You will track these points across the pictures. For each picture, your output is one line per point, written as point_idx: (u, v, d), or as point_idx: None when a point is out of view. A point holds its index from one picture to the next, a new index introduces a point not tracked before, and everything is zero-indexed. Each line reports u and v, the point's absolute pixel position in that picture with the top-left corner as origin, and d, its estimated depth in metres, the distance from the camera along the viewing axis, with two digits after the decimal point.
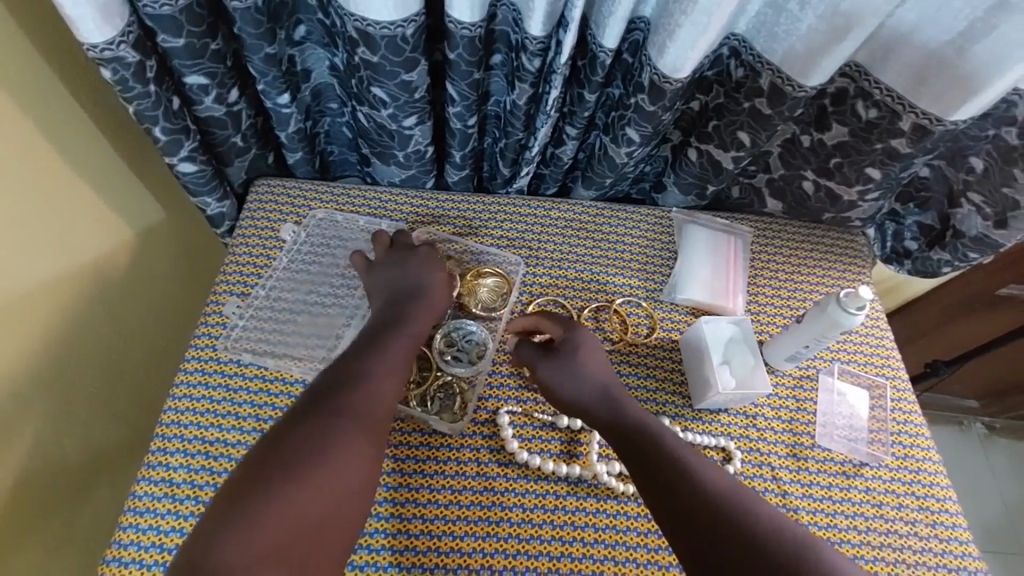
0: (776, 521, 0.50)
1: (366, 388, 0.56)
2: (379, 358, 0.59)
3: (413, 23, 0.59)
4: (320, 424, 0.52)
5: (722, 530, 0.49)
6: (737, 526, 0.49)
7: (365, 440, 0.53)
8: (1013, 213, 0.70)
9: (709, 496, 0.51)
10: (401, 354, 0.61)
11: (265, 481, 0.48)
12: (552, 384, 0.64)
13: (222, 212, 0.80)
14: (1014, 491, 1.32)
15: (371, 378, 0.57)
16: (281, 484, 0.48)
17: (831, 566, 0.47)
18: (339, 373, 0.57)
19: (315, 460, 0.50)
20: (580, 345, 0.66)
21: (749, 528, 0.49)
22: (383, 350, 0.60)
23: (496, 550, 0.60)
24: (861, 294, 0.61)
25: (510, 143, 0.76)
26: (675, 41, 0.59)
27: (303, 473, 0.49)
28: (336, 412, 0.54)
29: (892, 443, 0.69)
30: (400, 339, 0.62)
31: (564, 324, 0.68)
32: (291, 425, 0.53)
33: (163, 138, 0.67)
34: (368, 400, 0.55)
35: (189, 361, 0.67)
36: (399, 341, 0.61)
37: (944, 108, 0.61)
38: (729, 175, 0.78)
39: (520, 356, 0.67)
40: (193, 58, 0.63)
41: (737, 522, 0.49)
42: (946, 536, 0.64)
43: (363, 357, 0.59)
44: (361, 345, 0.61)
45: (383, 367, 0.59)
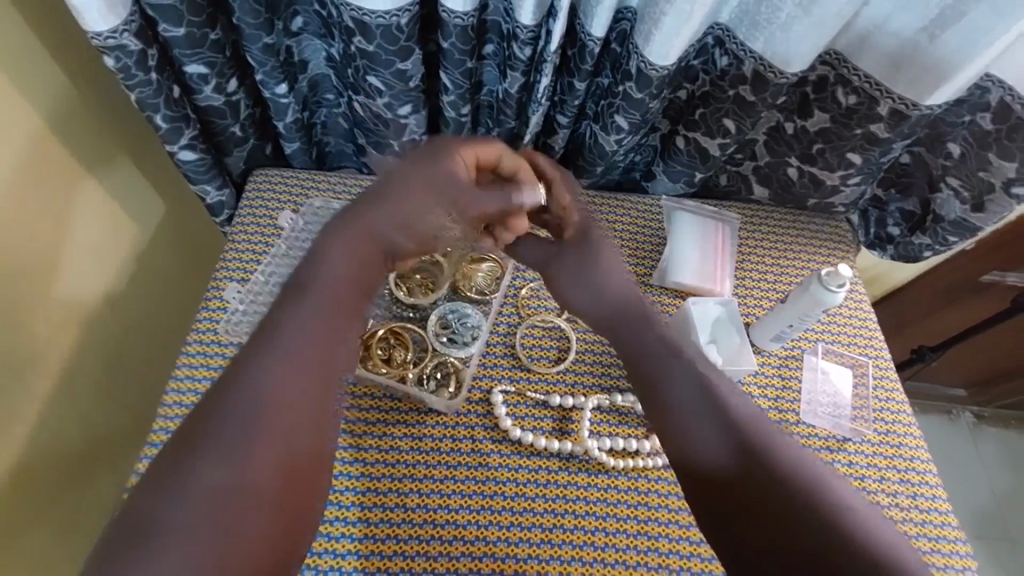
0: (811, 478, 0.50)
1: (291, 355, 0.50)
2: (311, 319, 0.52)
3: (407, 12, 0.61)
4: (235, 397, 0.48)
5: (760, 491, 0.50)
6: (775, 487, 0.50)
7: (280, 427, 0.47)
8: (989, 196, 0.73)
9: (748, 460, 0.52)
10: (333, 311, 0.53)
11: (186, 458, 0.46)
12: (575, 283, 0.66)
13: (222, 201, 0.82)
14: (1001, 478, 1.34)
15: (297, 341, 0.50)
16: (197, 462, 0.45)
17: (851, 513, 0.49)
18: (242, 362, 0.49)
19: (233, 436, 0.46)
20: (599, 254, 0.67)
21: (780, 488, 0.50)
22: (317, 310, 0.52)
23: (490, 522, 0.62)
24: (841, 272, 0.63)
25: (503, 131, 0.78)
26: (661, 29, 0.61)
27: (215, 450, 0.46)
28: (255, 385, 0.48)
29: (874, 419, 0.71)
30: (334, 296, 0.53)
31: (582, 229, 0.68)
32: (212, 396, 0.49)
33: (164, 126, 0.69)
34: (277, 387, 0.48)
35: (191, 344, 0.69)
36: (333, 296, 0.53)
37: (920, 92, 0.64)
38: (716, 162, 0.80)
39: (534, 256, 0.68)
40: (194, 47, 0.64)
41: (765, 480, 0.50)
42: (926, 507, 0.66)
43: (270, 337, 0.50)
44: (272, 319, 0.51)
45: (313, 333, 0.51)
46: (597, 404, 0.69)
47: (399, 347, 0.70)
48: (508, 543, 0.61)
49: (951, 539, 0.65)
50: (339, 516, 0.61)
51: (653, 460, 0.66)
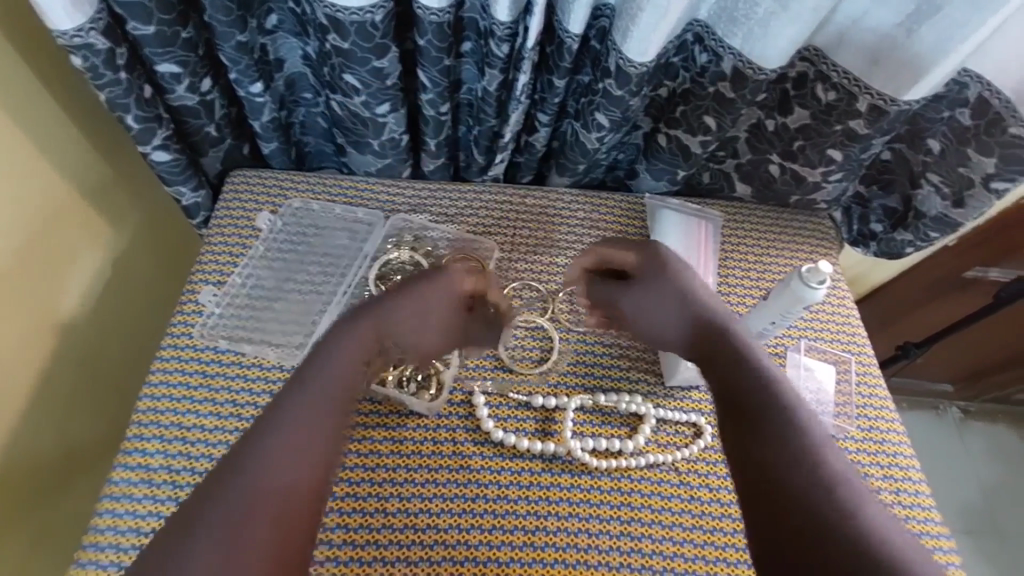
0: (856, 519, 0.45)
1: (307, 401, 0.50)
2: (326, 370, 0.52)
3: (382, 9, 0.60)
4: (251, 448, 0.47)
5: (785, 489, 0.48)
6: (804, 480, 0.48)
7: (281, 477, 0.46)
8: (969, 191, 0.73)
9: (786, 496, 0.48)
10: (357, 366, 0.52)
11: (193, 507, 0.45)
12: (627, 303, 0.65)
13: (198, 203, 0.80)
14: (988, 472, 1.35)
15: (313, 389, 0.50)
16: (205, 511, 0.44)
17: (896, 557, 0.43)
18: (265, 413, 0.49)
19: (238, 484, 0.45)
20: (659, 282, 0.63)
21: (816, 527, 0.45)
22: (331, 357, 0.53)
23: (472, 525, 0.61)
24: (821, 269, 0.62)
25: (484, 130, 0.77)
26: (638, 25, 0.61)
27: (225, 502, 0.44)
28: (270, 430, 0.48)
29: (857, 415, 0.71)
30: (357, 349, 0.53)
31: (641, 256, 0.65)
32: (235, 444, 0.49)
33: (136, 126, 0.68)
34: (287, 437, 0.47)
35: (165, 349, 0.67)
36: (358, 349, 0.53)
37: (898, 87, 0.64)
38: (698, 160, 0.80)
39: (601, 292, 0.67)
40: (165, 46, 0.63)
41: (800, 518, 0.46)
42: (909, 503, 0.66)
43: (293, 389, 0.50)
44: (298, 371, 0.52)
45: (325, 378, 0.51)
46: (579, 404, 0.69)
47: None
48: (490, 546, 0.60)
49: (935, 535, 0.65)
50: None
51: (637, 459, 0.65)
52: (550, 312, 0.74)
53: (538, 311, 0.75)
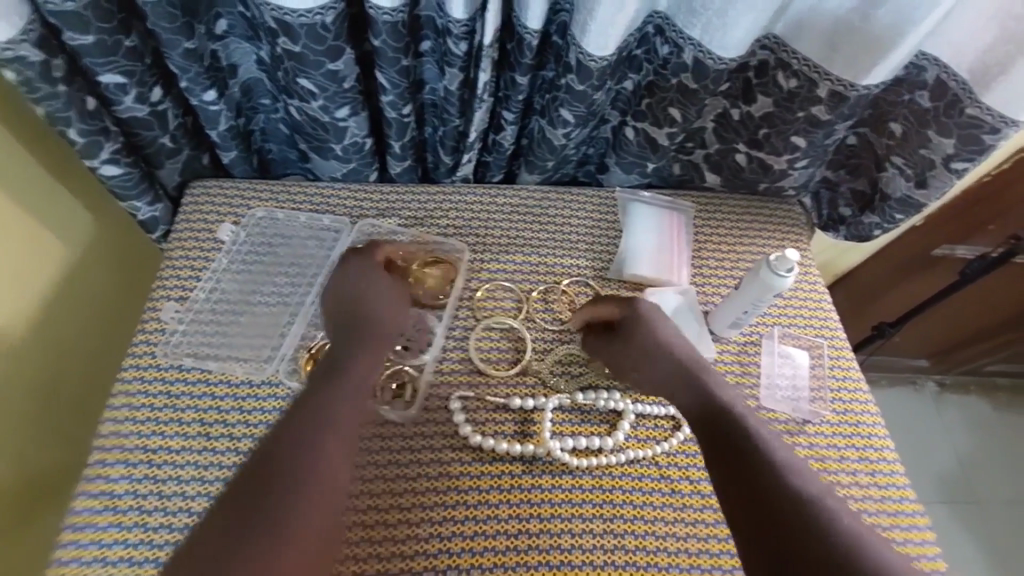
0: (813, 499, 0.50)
1: (319, 431, 0.53)
2: (324, 398, 0.55)
3: (332, 10, 0.58)
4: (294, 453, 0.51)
5: (769, 503, 0.50)
6: (780, 491, 0.50)
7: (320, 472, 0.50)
8: (931, 172, 0.74)
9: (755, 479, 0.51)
10: (355, 388, 0.57)
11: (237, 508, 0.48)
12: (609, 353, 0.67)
13: (156, 217, 0.78)
14: (964, 443, 1.38)
15: (318, 421, 0.53)
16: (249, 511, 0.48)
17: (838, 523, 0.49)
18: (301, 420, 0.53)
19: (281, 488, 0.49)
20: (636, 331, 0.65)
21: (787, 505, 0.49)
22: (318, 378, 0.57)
23: (454, 533, 0.60)
24: (788, 256, 0.63)
25: (449, 130, 0.76)
26: (595, 19, 0.60)
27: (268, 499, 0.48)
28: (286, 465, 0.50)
29: (832, 399, 0.72)
30: (349, 368, 0.58)
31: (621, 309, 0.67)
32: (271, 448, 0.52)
33: (81, 140, 0.65)
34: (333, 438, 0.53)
35: (128, 370, 0.65)
36: (345, 373, 0.58)
37: (857, 73, 0.64)
38: (667, 152, 0.80)
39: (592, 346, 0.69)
40: (106, 56, 0.61)
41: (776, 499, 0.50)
42: (884, 483, 0.67)
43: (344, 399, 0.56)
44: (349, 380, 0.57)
45: (332, 407, 0.55)
46: (557, 403, 0.68)
47: None
48: (473, 553, 0.59)
49: (910, 514, 0.66)
50: None
51: (617, 456, 0.65)
52: (524, 312, 0.73)
53: (512, 311, 0.74)
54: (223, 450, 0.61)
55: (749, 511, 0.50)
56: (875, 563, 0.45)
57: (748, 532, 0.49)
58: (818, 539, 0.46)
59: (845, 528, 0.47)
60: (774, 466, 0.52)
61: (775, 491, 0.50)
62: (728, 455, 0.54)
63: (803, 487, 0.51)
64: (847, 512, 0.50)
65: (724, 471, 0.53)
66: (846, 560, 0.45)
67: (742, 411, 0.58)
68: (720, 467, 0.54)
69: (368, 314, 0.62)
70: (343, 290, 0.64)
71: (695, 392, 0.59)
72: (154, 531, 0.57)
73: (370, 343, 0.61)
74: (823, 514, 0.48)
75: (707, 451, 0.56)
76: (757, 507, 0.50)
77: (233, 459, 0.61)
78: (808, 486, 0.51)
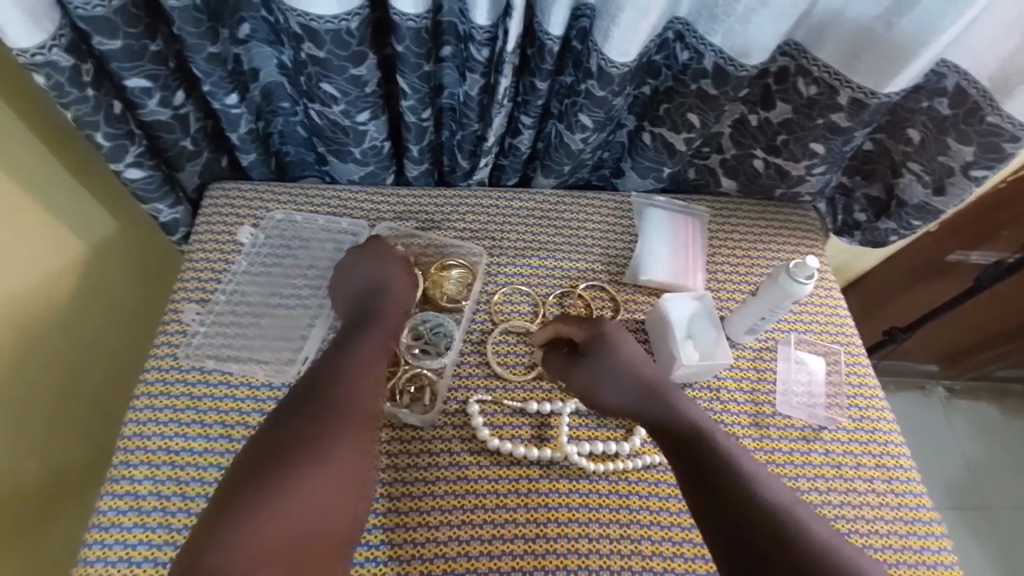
0: (787, 509, 0.52)
1: (335, 404, 0.55)
2: (346, 370, 0.58)
3: (357, 16, 0.59)
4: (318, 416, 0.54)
5: (739, 509, 0.52)
6: (749, 498, 0.52)
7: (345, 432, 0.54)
8: (950, 179, 0.74)
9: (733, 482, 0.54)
10: (374, 360, 0.60)
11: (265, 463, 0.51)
12: (571, 373, 0.66)
13: (176, 219, 0.78)
14: (974, 448, 1.38)
15: (343, 390, 0.56)
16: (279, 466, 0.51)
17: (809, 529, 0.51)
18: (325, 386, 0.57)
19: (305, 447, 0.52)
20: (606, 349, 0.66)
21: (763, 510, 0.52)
22: (336, 350, 0.60)
23: (472, 537, 0.60)
24: (808, 263, 0.63)
25: (467, 135, 0.76)
26: (619, 26, 0.60)
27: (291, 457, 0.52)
28: (306, 436, 0.53)
29: (849, 406, 0.72)
30: (366, 342, 0.61)
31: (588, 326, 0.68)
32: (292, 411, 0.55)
33: (107, 144, 0.66)
34: (352, 400, 0.56)
35: (149, 372, 0.66)
36: (365, 346, 0.61)
37: (878, 80, 0.64)
38: (684, 156, 0.80)
39: (552, 367, 0.68)
40: (133, 60, 0.61)
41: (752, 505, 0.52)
42: (900, 490, 0.67)
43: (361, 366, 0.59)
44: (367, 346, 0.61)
45: (355, 379, 0.58)
46: (574, 408, 0.68)
47: None
48: (491, 557, 0.60)
49: (926, 522, 0.66)
50: None
51: (634, 461, 0.65)
52: (541, 316, 0.74)
53: (529, 316, 0.74)
54: None
55: (720, 515, 0.53)
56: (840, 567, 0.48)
57: (718, 535, 0.52)
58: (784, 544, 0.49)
59: (812, 534, 0.50)
60: (746, 477, 0.54)
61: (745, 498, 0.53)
62: (699, 461, 0.56)
63: (772, 496, 0.53)
64: (814, 518, 0.53)
65: (693, 477, 0.56)
66: (811, 566, 0.48)
67: (710, 422, 0.61)
68: (692, 479, 0.56)
69: (386, 296, 0.66)
70: (353, 282, 0.67)
71: (662, 406, 0.61)
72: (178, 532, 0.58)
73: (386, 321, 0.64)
74: (791, 520, 0.51)
75: (676, 457, 0.58)
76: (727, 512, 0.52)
77: None
78: (777, 497, 0.53)
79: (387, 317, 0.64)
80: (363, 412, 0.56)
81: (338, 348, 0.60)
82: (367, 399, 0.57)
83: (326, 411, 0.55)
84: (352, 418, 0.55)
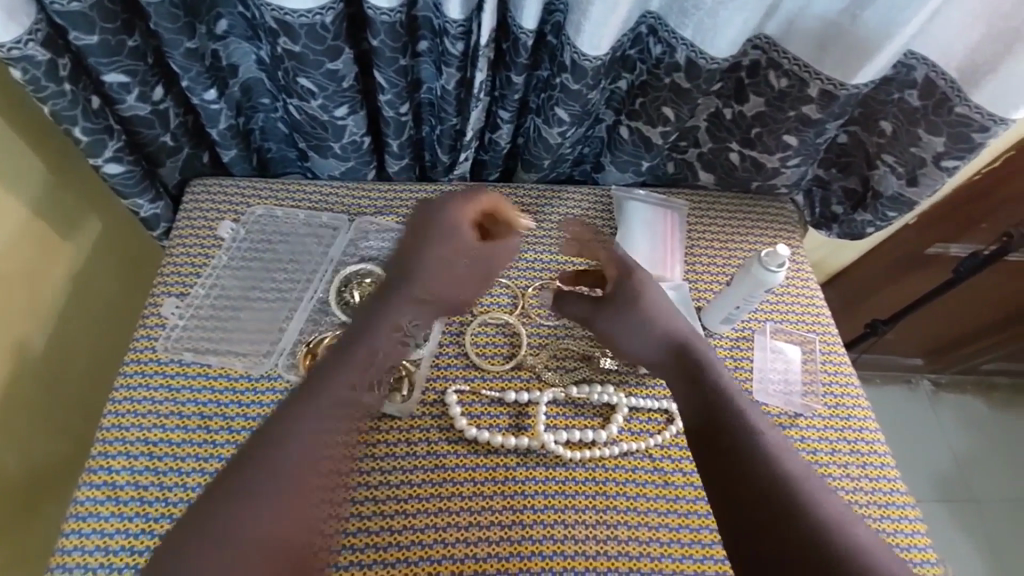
0: (803, 488, 0.50)
1: (266, 465, 0.46)
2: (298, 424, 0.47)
3: (331, 10, 0.59)
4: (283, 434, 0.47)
5: (748, 487, 0.50)
6: (760, 473, 0.50)
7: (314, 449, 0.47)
8: (921, 170, 0.75)
9: (747, 459, 0.51)
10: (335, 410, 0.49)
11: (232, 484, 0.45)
12: (596, 315, 0.67)
13: (157, 214, 0.79)
14: (959, 440, 1.39)
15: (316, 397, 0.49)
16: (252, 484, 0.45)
17: (823, 506, 0.49)
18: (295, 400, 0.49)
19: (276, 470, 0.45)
20: (636, 296, 0.64)
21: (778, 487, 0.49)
22: (291, 400, 0.49)
23: (449, 524, 0.61)
24: (779, 252, 0.64)
25: (446, 129, 0.77)
26: (590, 19, 0.61)
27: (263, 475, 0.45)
28: (231, 494, 0.44)
29: (824, 393, 0.73)
30: (332, 382, 0.50)
31: (621, 269, 0.66)
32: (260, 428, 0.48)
33: (85, 138, 0.66)
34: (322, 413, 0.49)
35: (128, 365, 0.66)
36: (323, 394, 0.49)
37: (846, 72, 0.65)
38: (661, 150, 0.81)
39: (575, 306, 0.69)
40: (110, 55, 0.62)
41: (768, 484, 0.50)
42: (875, 475, 0.68)
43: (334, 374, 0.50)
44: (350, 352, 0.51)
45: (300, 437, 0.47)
46: (552, 397, 0.69)
47: None
48: (467, 544, 0.60)
49: (900, 506, 0.66)
50: None
51: (610, 449, 0.66)
52: (520, 308, 0.74)
53: (508, 308, 0.75)
54: (222, 443, 0.62)
55: (726, 493, 0.51)
56: (856, 550, 0.46)
57: (725, 514, 0.51)
58: (791, 520, 0.47)
59: (823, 509, 0.48)
60: (761, 452, 0.52)
61: (757, 472, 0.51)
62: (711, 435, 0.54)
63: (787, 471, 0.51)
64: (828, 494, 0.50)
65: (707, 453, 0.54)
66: (819, 543, 0.46)
67: (737, 394, 0.58)
68: (707, 453, 0.54)
69: (445, 304, 0.58)
70: (461, 257, 0.56)
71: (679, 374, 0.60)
72: (156, 522, 0.58)
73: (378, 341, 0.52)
74: (802, 496, 0.49)
75: (693, 429, 0.57)
76: (734, 489, 0.51)
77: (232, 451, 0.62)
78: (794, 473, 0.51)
79: (375, 336, 0.53)
80: (301, 462, 0.46)
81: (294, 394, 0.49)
82: (308, 449, 0.47)
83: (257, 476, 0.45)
84: (290, 473, 0.46)
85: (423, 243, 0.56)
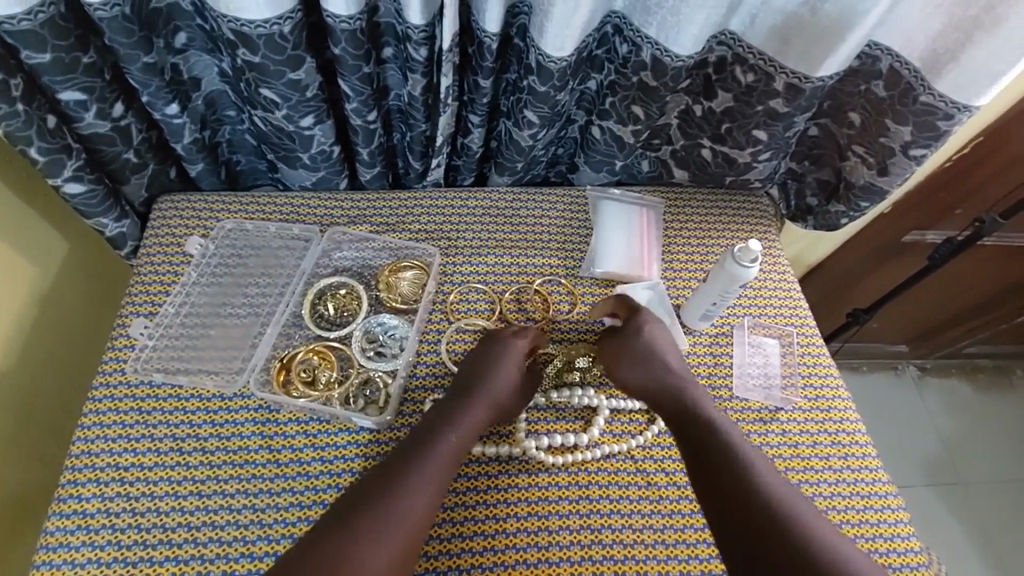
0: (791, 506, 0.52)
1: (397, 480, 0.54)
2: (407, 471, 0.55)
3: (289, 20, 0.59)
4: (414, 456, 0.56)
5: (736, 497, 0.53)
6: (747, 482, 0.54)
7: (428, 474, 0.55)
8: (891, 161, 0.75)
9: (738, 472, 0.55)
10: (443, 466, 0.57)
11: (369, 485, 0.54)
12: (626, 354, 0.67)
13: (123, 233, 0.77)
14: (944, 423, 1.40)
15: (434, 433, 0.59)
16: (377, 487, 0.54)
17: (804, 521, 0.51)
18: (420, 432, 0.59)
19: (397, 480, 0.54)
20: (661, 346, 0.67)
21: (764, 499, 0.52)
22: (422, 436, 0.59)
23: (432, 536, 0.60)
24: (751, 247, 0.64)
25: (415, 135, 0.76)
26: (552, 20, 0.61)
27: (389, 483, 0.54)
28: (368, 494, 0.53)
29: (803, 385, 0.73)
30: (433, 435, 0.58)
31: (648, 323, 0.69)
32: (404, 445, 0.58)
33: (42, 158, 0.65)
34: (436, 447, 0.57)
35: (97, 389, 0.64)
36: (430, 446, 0.57)
37: (811, 65, 0.66)
38: (634, 149, 0.81)
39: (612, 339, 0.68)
40: (65, 73, 0.61)
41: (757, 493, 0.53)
42: (857, 466, 0.68)
43: (443, 421, 0.60)
44: (439, 416, 0.60)
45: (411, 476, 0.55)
46: (532, 403, 0.69)
47: (323, 367, 0.68)
48: (450, 555, 0.59)
49: (882, 496, 0.66)
50: (271, 551, 0.57)
51: (592, 452, 0.66)
52: (498, 314, 0.73)
53: (485, 313, 0.73)
54: (196, 465, 0.61)
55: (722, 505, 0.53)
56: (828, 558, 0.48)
57: (722, 526, 0.53)
58: (777, 524, 0.50)
59: (806, 523, 0.51)
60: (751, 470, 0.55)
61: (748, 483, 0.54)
62: (700, 451, 0.58)
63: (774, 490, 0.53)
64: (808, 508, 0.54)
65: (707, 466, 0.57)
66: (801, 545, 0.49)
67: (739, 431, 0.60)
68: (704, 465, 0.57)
69: (503, 403, 0.64)
70: (516, 359, 0.66)
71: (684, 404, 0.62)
72: (129, 549, 0.57)
73: (469, 421, 0.60)
74: (786, 504, 0.52)
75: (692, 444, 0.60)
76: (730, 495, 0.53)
77: (206, 472, 0.61)
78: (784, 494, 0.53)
79: (452, 415, 0.60)
80: (420, 484, 0.54)
81: (406, 450, 0.57)
82: (426, 478, 0.55)
83: (369, 509, 0.52)
84: (410, 488, 0.54)
85: (492, 350, 0.66)
